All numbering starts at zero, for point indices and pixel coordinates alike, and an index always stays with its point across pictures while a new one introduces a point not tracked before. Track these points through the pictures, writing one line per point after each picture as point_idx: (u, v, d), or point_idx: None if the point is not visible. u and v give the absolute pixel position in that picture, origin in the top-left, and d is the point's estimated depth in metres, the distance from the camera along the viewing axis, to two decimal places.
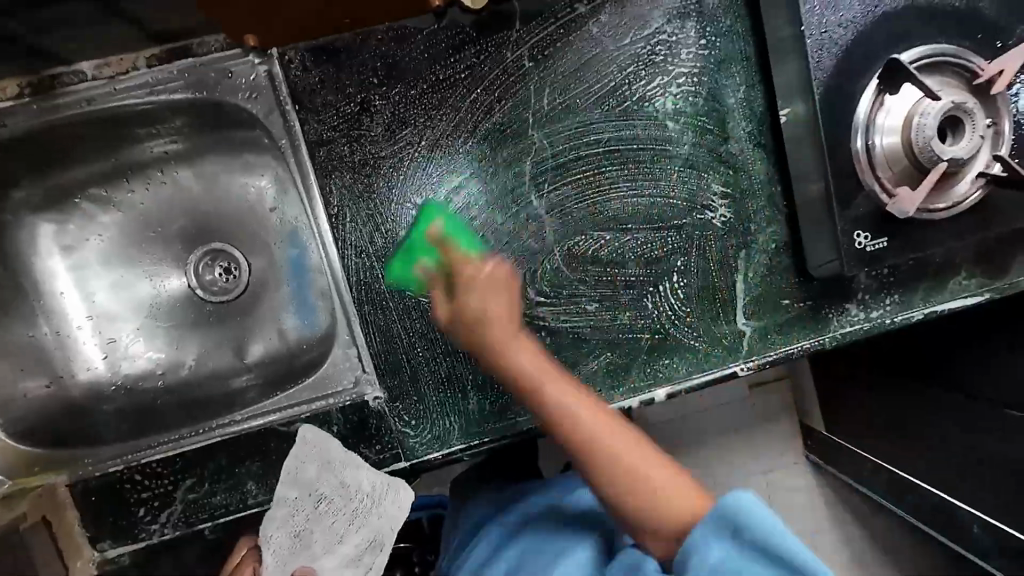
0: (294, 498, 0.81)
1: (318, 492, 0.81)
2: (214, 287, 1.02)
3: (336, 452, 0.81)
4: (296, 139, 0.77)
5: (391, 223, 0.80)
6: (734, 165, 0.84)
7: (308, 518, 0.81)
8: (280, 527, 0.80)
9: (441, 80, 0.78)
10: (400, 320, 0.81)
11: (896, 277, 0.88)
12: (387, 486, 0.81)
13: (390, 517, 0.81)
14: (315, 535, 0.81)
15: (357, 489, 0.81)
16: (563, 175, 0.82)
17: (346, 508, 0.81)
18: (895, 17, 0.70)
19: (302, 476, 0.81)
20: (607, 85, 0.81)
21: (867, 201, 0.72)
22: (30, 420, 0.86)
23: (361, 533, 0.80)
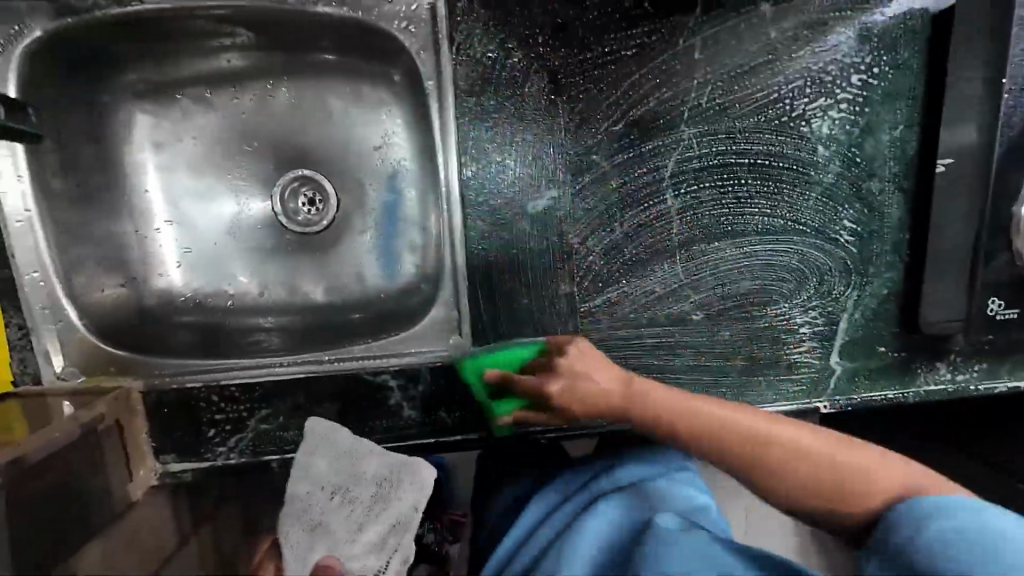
0: (306, 492, 0.72)
1: (331, 481, 0.72)
2: (297, 217, 0.97)
3: (346, 438, 0.74)
4: (444, 84, 0.72)
5: (521, 192, 0.76)
6: (870, 204, 0.82)
7: (322, 509, 0.70)
8: (293, 523, 0.69)
9: (606, 52, 0.73)
10: (507, 293, 0.79)
11: (992, 346, 0.89)
12: (399, 467, 0.71)
13: (413, 498, 0.70)
14: (333, 524, 0.68)
15: (370, 472, 0.72)
16: (703, 179, 0.78)
17: (365, 495, 0.71)
18: None
19: (315, 465, 0.73)
20: (770, 95, 0.77)
21: (1012, 269, 0.71)
22: (100, 316, 0.83)
23: (386, 517, 0.69)
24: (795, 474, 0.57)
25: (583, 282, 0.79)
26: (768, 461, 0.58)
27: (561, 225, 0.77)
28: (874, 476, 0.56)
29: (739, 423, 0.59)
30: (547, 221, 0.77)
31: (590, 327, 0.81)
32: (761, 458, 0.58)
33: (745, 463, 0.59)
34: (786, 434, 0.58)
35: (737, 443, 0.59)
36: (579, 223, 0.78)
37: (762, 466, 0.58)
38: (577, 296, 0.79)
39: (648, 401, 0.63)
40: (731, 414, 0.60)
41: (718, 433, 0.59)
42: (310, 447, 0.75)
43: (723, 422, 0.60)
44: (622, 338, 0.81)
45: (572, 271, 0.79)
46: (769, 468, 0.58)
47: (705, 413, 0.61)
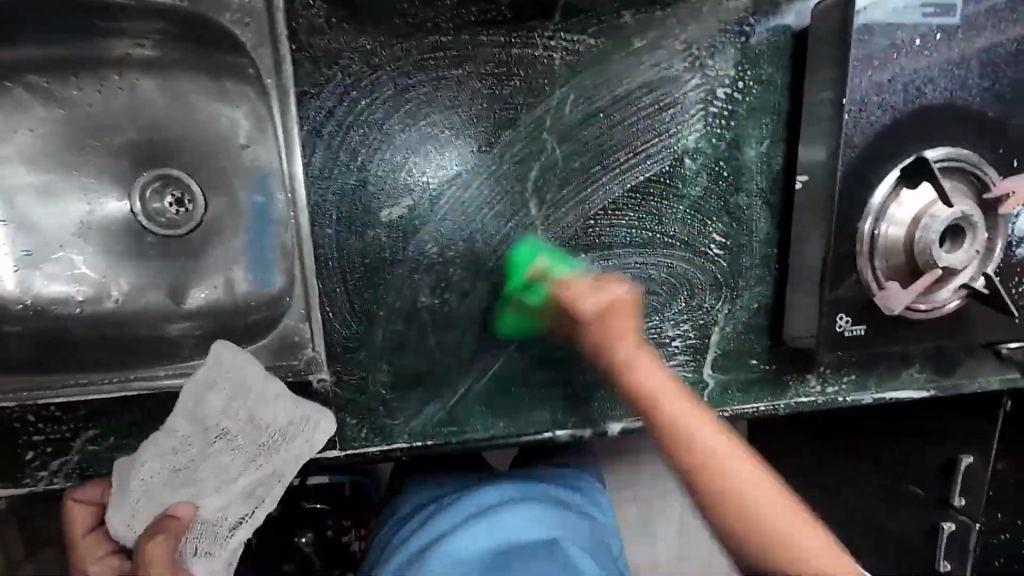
0: (185, 432, 0.70)
1: (219, 425, 0.70)
2: (160, 218, 0.91)
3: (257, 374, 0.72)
4: (283, 81, 0.67)
5: (373, 199, 0.72)
6: (737, 218, 0.82)
7: (197, 455, 0.70)
8: (158, 459, 0.69)
9: (463, 56, 0.70)
10: (363, 304, 0.75)
11: (857, 358, 0.91)
12: (296, 425, 0.70)
13: (300, 454, 0.70)
14: (202, 471, 0.69)
15: (269, 423, 0.70)
16: (569, 189, 0.77)
17: (246, 442, 0.70)
18: (935, 112, 0.68)
19: (204, 401, 0.71)
20: (637, 106, 0.75)
21: (857, 287, 0.72)
22: None
23: (261, 471, 0.69)
24: (776, 514, 0.49)
25: (445, 293, 0.76)
26: (692, 454, 0.53)
27: (419, 234, 0.74)
28: (745, 484, 0.50)
29: (652, 376, 0.58)
30: (404, 231, 0.74)
31: (453, 339, 0.78)
32: (730, 519, 0.50)
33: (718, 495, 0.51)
34: (763, 505, 0.49)
35: (735, 509, 0.50)
36: (438, 232, 0.74)
37: (708, 472, 0.51)
38: (438, 307, 0.77)
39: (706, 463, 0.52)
40: (744, 480, 0.51)
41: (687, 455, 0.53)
42: (212, 379, 0.71)
43: (736, 483, 0.50)
44: (487, 350, 0.79)
45: (433, 282, 0.76)
46: (728, 513, 0.50)
47: (703, 444, 0.53)
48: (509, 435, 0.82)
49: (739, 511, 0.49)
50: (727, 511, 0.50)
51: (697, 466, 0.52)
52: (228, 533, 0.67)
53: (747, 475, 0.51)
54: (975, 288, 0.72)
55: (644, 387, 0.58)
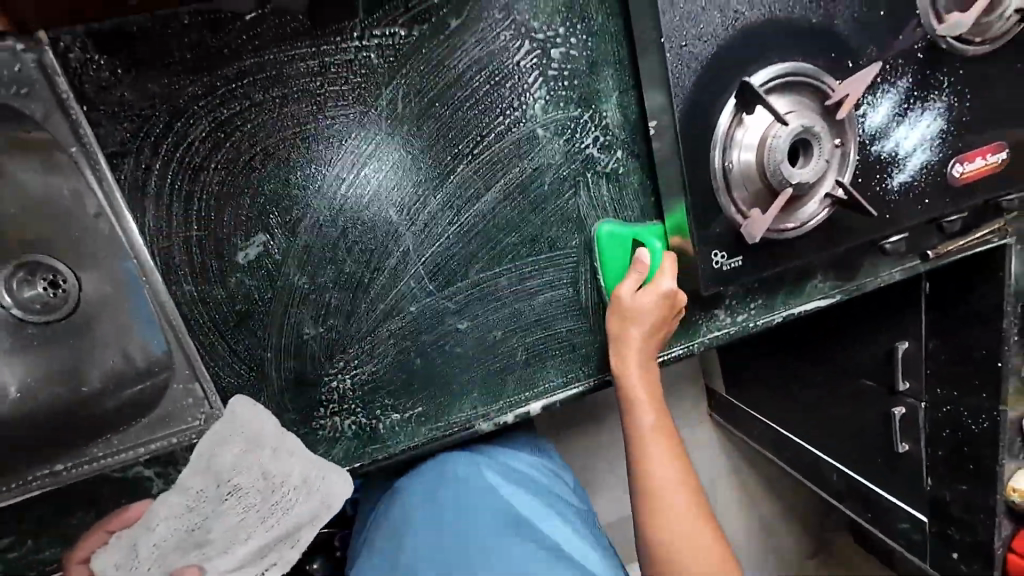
0: (200, 488, 0.75)
1: (231, 482, 0.75)
2: (35, 305, 0.87)
3: (270, 430, 0.75)
4: (88, 146, 0.63)
5: (223, 245, 0.70)
6: (606, 175, 0.81)
7: (212, 512, 0.76)
8: (167, 521, 0.74)
9: (273, 77, 0.66)
10: (247, 350, 0.73)
11: (760, 283, 0.92)
12: (312, 482, 0.78)
13: (311, 512, 0.79)
14: (216, 531, 0.76)
15: (282, 484, 0.77)
16: (427, 186, 0.75)
17: (261, 502, 0.77)
18: (758, 30, 0.67)
19: (217, 460, 0.74)
20: (473, 87, 0.73)
21: (724, 221, 0.73)
22: None
23: (271, 534, 0.78)
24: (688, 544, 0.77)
25: (328, 319, 0.75)
26: (646, 461, 0.80)
27: (284, 269, 0.72)
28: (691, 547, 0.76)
29: (660, 446, 0.81)
30: (267, 269, 0.72)
31: (352, 360, 0.77)
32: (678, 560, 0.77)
33: (650, 499, 0.79)
34: (670, 519, 0.77)
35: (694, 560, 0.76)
36: (302, 262, 0.73)
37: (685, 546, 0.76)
38: (326, 335, 0.76)
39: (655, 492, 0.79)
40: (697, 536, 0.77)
41: (654, 464, 0.79)
42: (225, 438, 0.74)
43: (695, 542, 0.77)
44: (388, 364, 0.79)
45: (314, 312, 0.74)
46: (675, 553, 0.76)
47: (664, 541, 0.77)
48: (434, 438, 0.82)
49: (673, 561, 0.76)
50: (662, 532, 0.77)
51: (643, 455, 0.81)
52: None
53: (679, 484, 0.79)
54: (836, 196, 0.73)
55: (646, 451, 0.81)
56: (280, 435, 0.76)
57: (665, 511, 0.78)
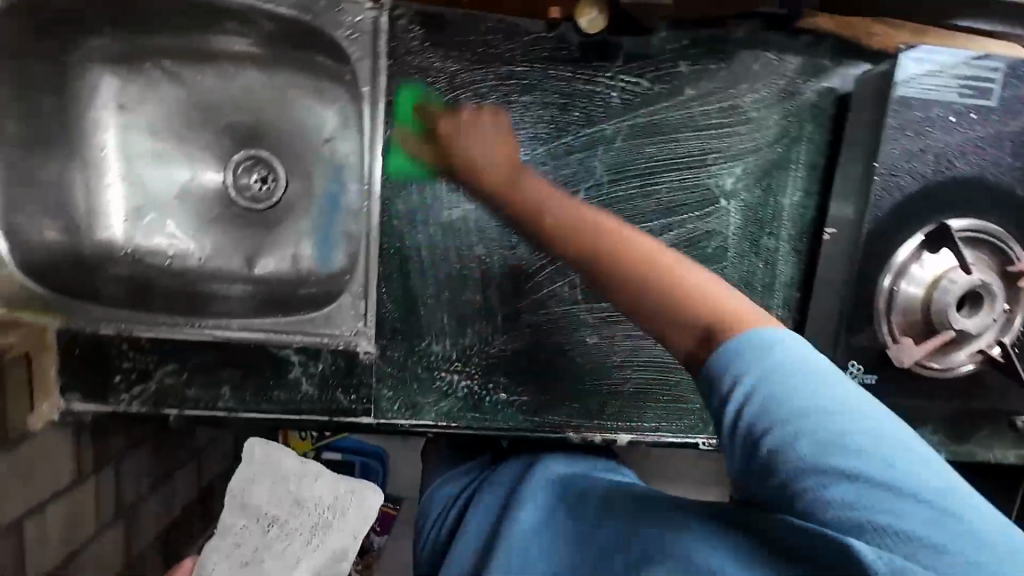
0: (245, 523, 0.89)
1: (269, 513, 0.89)
2: (246, 192, 1.04)
3: (287, 467, 0.92)
4: (377, 90, 0.78)
5: (437, 199, 0.82)
6: (765, 259, 0.87)
7: (261, 545, 0.87)
8: (222, 560, 0.85)
9: (532, 84, 0.80)
10: (413, 289, 0.85)
11: None
12: (340, 500, 0.91)
13: (352, 527, 0.90)
14: (268, 560, 0.86)
15: (319, 501, 0.90)
16: (611, 211, 0.84)
17: (304, 526, 0.89)
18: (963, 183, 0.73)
19: (253, 495, 0.90)
20: (680, 145, 0.84)
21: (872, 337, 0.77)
22: (39, 257, 0.86)
23: (319, 552, 0.88)
24: (664, 326, 0.54)
25: (486, 290, 0.85)
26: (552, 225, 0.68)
27: (471, 235, 0.83)
28: (663, 333, 0.54)
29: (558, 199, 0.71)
30: (459, 230, 0.83)
31: (488, 332, 0.86)
32: (677, 349, 0.53)
33: (617, 363, 0.58)
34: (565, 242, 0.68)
35: (669, 333, 0.54)
36: (487, 235, 0.83)
37: (656, 373, 0.54)
38: (478, 302, 0.85)
39: (634, 311, 0.57)
40: (654, 324, 0.56)
41: (520, 206, 0.74)
42: (249, 486, 0.91)
43: (648, 327, 0.56)
44: (516, 347, 0.87)
45: (478, 280, 0.84)
46: (668, 343, 0.54)
47: (621, 334, 0.58)
48: (526, 430, 0.88)
49: (698, 358, 0.52)
50: (657, 358, 0.54)
51: (619, 337, 0.58)
52: None
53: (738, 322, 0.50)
54: (990, 354, 0.76)
55: (468, 144, 0.79)
56: (300, 466, 0.92)
57: (644, 328, 0.56)
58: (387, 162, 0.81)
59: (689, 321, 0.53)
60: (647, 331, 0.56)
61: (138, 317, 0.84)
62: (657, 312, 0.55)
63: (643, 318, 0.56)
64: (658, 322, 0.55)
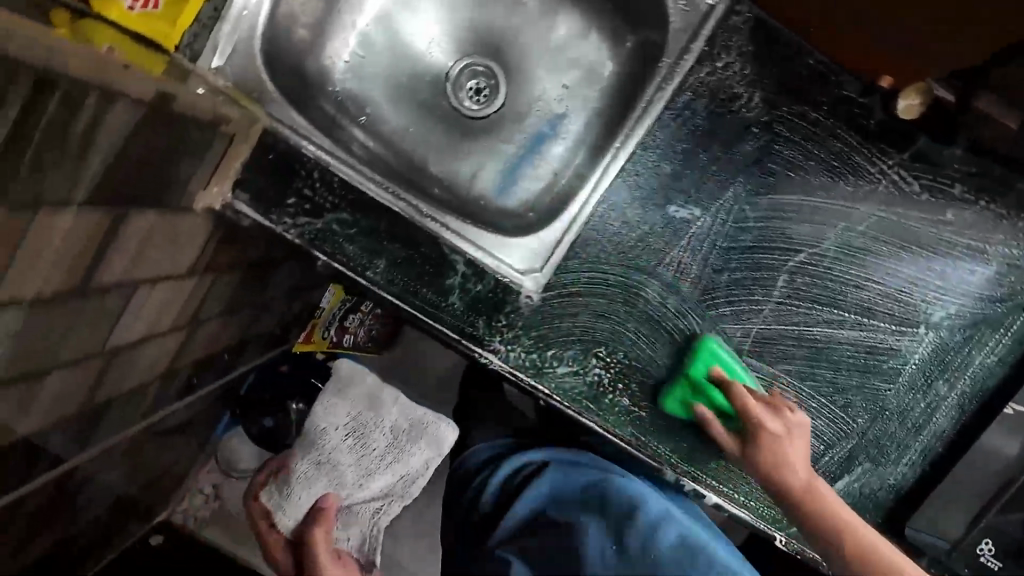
0: (328, 425, 0.86)
1: (349, 424, 0.87)
2: (460, 93, 1.02)
3: (365, 386, 0.89)
4: (679, 66, 0.76)
5: (671, 192, 0.80)
6: (929, 402, 0.85)
7: (338, 451, 0.85)
8: (306, 458, 0.85)
9: (817, 133, 0.78)
10: (601, 261, 0.82)
11: None
12: (416, 428, 0.88)
13: (425, 454, 0.88)
14: (344, 466, 0.85)
15: (395, 426, 0.88)
16: (816, 285, 0.82)
17: (379, 445, 0.87)
18: None
19: (327, 413, 0.86)
20: (912, 259, 0.81)
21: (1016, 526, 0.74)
22: (278, 55, 0.83)
23: (391, 470, 0.86)
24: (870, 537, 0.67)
25: (665, 298, 0.83)
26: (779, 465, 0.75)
27: (682, 241, 0.81)
28: (864, 535, 0.67)
29: (767, 446, 0.76)
30: (674, 230, 0.81)
31: (645, 337, 0.84)
32: (868, 549, 0.66)
33: (839, 524, 0.69)
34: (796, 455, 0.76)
35: (854, 544, 0.67)
36: (696, 248, 0.81)
37: (844, 526, 0.68)
38: (652, 305, 0.83)
39: (817, 495, 0.72)
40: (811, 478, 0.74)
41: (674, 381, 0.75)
42: (328, 399, 0.88)
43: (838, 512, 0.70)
44: (662, 364, 0.84)
45: (664, 285, 0.82)
46: (834, 519, 0.70)
47: (822, 506, 0.71)
48: (631, 444, 0.85)
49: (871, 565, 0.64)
50: (840, 523, 0.69)
51: (790, 473, 0.74)
52: (376, 509, 0.86)
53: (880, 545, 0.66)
54: None
55: (779, 459, 0.76)
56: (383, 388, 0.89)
57: (853, 527, 0.68)
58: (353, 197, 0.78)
59: (869, 535, 0.67)
60: (843, 524, 0.69)
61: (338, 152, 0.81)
62: (809, 477, 0.74)
63: (817, 494, 0.73)
64: (836, 528, 0.69)
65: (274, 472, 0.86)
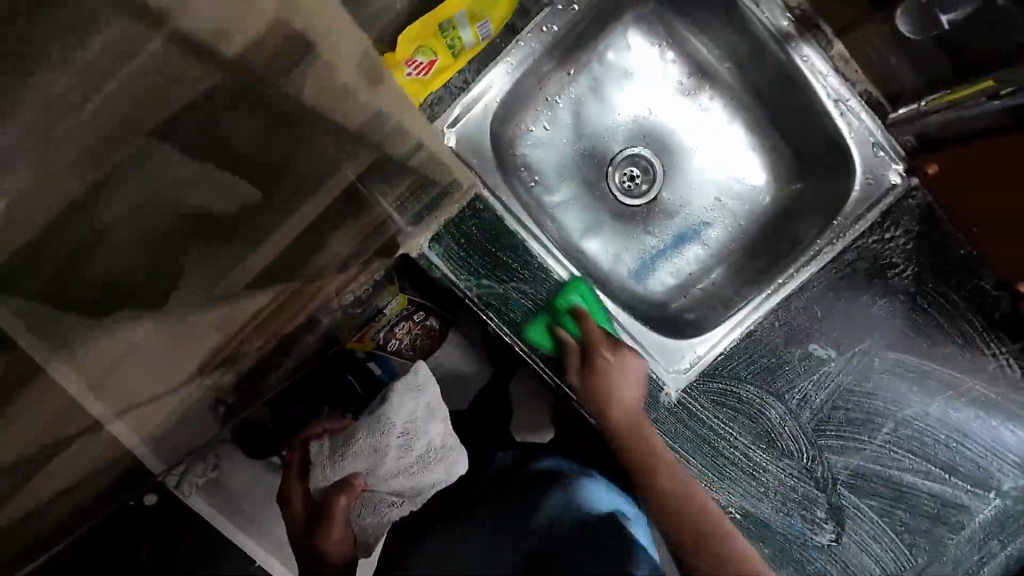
0: (388, 417, 0.88)
1: (402, 426, 0.88)
2: (619, 180, 1.08)
3: (427, 398, 0.94)
4: (849, 228, 0.88)
5: (815, 332, 0.90)
6: (980, 559, 0.95)
7: (384, 442, 0.85)
8: (363, 435, 0.86)
9: (950, 312, 0.89)
10: (739, 378, 0.91)
11: None
12: (445, 452, 0.87)
13: (437, 476, 0.83)
14: (385, 456, 0.84)
15: (430, 439, 0.88)
16: (914, 437, 0.92)
17: (416, 451, 0.86)
18: None
19: (393, 406, 0.90)
20: (997, 433, 0.93)
21: None
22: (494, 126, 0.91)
23: (418, 478, 0.82)
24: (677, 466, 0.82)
25: (785, 421, 0.91)
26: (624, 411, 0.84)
27: (812, 375, 0.90)
28: (683, 475, 0.81)
29: (650, 437, 0.84)
30: (808, 365, 0.90)
31: (759, 452, 0.92)
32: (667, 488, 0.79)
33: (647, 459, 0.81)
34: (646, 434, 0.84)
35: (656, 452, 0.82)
36: (822, 384, 0.91)
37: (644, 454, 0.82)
38: (772, 425, 0.92)
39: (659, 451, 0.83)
40: (645, 425, 0.85)
41: (624, 417, 0.84)
42: (398, 395, 0.93)
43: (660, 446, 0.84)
44: (767, 478, 0.93)
45: (787, 409, 0.91)
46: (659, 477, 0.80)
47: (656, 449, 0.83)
48: None
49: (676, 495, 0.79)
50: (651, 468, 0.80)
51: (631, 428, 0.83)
52: (386, 506, 0.77)
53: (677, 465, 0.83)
54: None
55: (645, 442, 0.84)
56: (438, 403, 0.94)
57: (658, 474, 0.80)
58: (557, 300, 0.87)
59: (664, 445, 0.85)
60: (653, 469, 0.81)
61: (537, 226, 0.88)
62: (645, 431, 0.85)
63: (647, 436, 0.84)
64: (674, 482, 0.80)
65: (330, 433, 0.91)
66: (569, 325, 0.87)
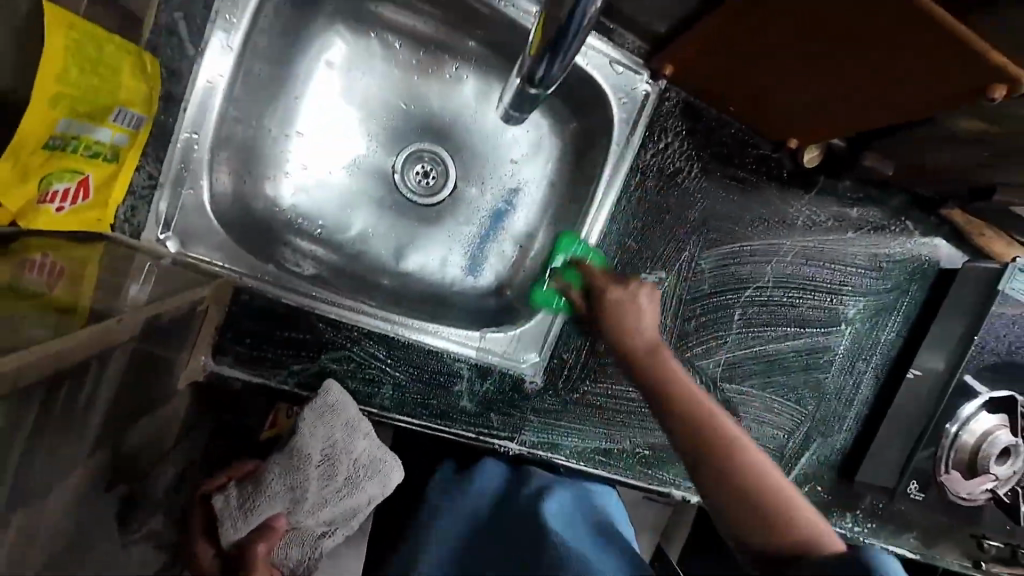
0: (301, 447, 0.71)
1: (318, 454, 0.72)
2: (410, 183, 0.99)
3: (348, 413, 0.76)
4: (625, 152, 0.85)
5: (640, 261, 0.90)
6: (855, 379, 1.05)
7: (298, 477, 0.69)
8: (275, 478, 0.68)
9: (745, 188, 0.91)
10: (592, 334, 0.90)
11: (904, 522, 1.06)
12: (376, 464, 0.75)
13: (371, 494, 0.75)
14: (307, 491, 0.70)
15: (356, 454, 0.74)
16: (763, 310, 0.97)
17: (341, 474, 0.73)
18: (1003, 364, 0.99)
19: (305, 434, 0.72)
20: (829, 272, 0.99)
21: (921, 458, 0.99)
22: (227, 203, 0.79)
23: (349, 500, 0.73)
24: (742, 436, 0.56)
25: None
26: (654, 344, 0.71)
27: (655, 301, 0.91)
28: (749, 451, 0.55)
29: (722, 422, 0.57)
30: None
31: (639, 389, 0.94)
32: (717, 446, 0.55)
33: (699, 431, 0.57)
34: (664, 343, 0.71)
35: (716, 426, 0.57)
36: (666, 304, 0.92)
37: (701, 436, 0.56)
38: None
39: (714, 418, 0.58)
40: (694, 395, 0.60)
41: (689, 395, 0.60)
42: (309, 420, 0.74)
43: (730, 435, 0.56)
44: None
45: None
46: (731, 472, 0.54)
47: (725, 431, 0.56)
48: (641, 480, 0.97)
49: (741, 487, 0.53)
50: (705, 440, 0.56)
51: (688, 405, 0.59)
52: (318, 540, 0.72)
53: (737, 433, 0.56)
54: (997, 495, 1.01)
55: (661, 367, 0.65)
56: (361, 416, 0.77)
57: (720, 439, 0.56)
58: (553, 264, 0.86)
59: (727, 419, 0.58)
60: (705, 435, 0.56)
61: (583, 270, 0.81)
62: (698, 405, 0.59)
63: (713, 421, 0.57)
64: (718, 455, 0.55)
65: (238, 479, 0.70)
66: (575, 279, 0.83)
